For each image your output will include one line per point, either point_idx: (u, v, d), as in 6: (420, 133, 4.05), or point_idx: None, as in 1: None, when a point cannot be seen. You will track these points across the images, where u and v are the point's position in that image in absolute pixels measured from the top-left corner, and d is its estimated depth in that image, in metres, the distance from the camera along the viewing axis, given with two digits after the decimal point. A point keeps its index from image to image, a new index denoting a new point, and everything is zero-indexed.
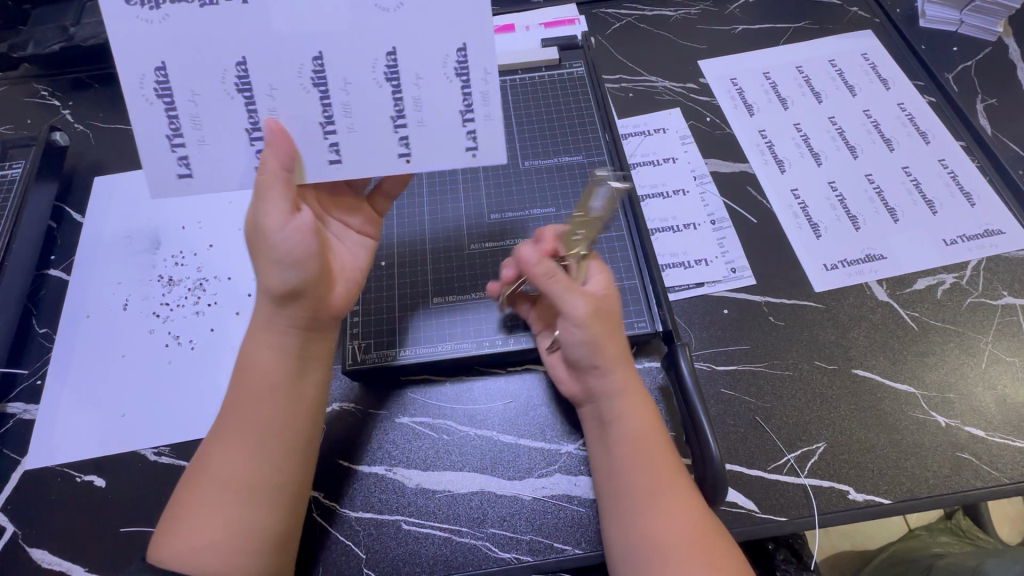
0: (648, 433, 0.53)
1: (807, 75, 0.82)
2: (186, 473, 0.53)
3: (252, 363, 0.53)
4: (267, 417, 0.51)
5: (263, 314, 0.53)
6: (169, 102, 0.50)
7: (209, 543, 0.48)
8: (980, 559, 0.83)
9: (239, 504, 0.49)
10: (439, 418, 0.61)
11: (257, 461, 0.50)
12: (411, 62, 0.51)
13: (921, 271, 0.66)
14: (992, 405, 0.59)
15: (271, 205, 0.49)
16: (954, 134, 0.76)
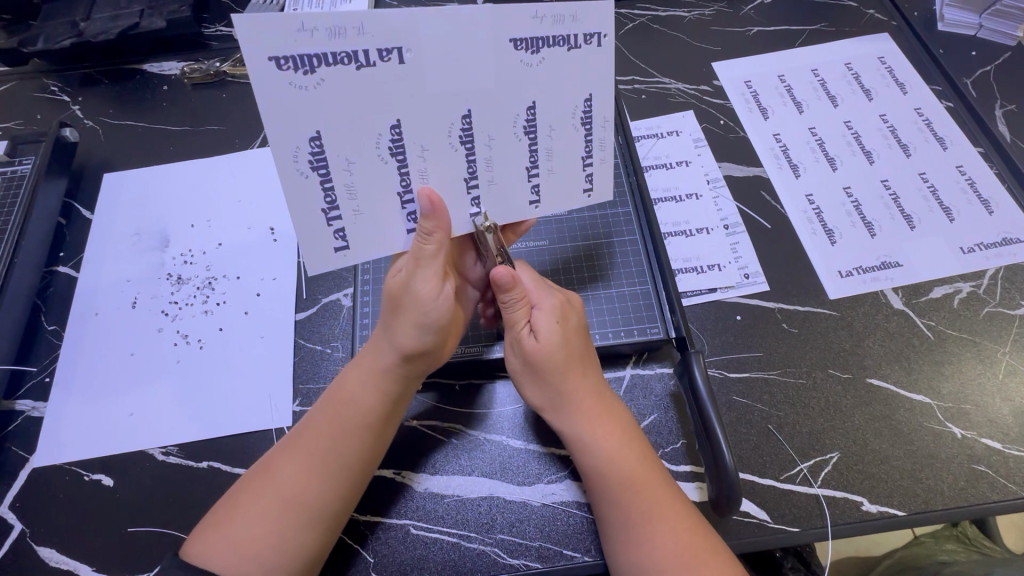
0: (638, 458, 0.52)
1: (823, 79, 0.81)
2: (247, 474, 0.53)
3: (352, 394, 0.53)
4: (352, 450, 0.52)
5: (376, 354, 0.54)
6: (325, 174, 0.46)
7: (252, 551, 0.48)
8: (989, 568, 0.83)
9: (295, 522, 0.49)
10: (449, 422, 0.61)
11: (327, 488, 0.51)
12: (549, 115, 0.50)
13: (938, 280, 0.66)
14: (1009, 416, 0.58)
15: (428, 273, 0.50)
16: (972, 140, 0.75)
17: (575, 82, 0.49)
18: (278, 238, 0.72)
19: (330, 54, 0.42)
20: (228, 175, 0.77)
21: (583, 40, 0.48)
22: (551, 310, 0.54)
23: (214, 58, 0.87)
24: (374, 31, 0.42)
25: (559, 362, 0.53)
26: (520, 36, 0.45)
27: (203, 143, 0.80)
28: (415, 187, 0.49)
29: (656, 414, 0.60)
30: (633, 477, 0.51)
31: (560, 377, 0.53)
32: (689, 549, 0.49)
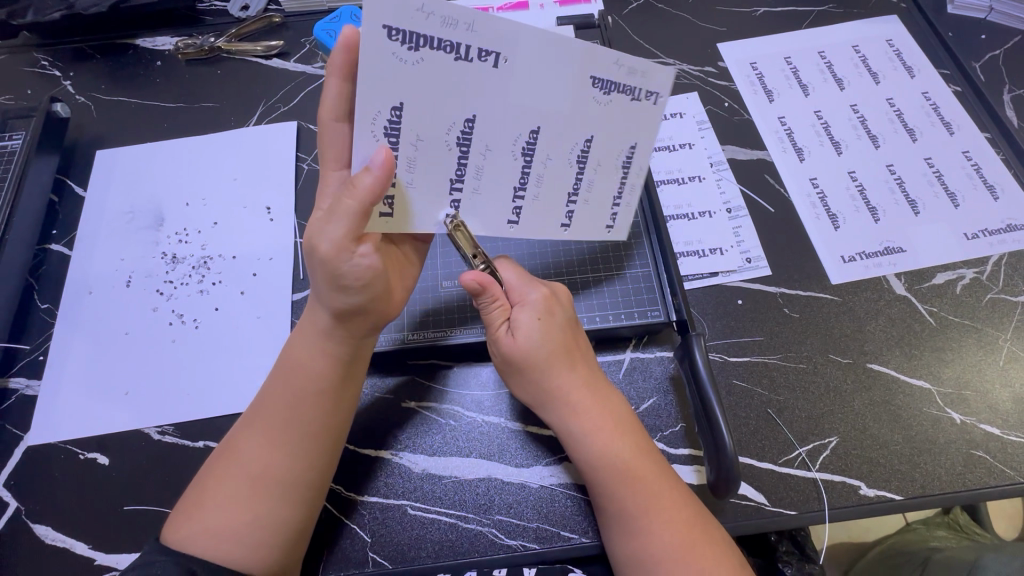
0: (631, 452, 0.52)
1: (830, 61, 0.80)
2: (214, 454, 0.53)
3: (301, 362, 0.52)
4: (308, 416, 0.51)
5: (316, 319, 0.52)
6: (394, 146, 0.46)
7: (230, 534, 0.48)
8: (979, 553, 0.83)
9: (266, 495, 0.49)
10: (448, 404, 0.60)
11: (289, 458, 0.50)
12: (600, 155, 0.51)
13: (941, 266, 0.65)
14: (1009, 403, 0.58)
15: (335, 225, 0.45)
16: (978, 125, 0.74)
17: (630, 128, 0.49)
18: (274, 217, 0.71)
19: (437, 39, 0.42)
20: (223, 154, 0.76)
21: (652, 88, 0.47)
22: (529, 311, 0.54)
23: (209, 33, 0.85)
24: (484, 30, 0.42)
25: (541, 360, 0.53)
26: (602, 76, 0.46)
27: (198, 120, 0.79)
28: (466, 179, 0.49)
29: (655, 398, 0.59)
30: (628, 472, 0.51)
31: (542, 374, 0.53)
32: (685, 537, 0.49)
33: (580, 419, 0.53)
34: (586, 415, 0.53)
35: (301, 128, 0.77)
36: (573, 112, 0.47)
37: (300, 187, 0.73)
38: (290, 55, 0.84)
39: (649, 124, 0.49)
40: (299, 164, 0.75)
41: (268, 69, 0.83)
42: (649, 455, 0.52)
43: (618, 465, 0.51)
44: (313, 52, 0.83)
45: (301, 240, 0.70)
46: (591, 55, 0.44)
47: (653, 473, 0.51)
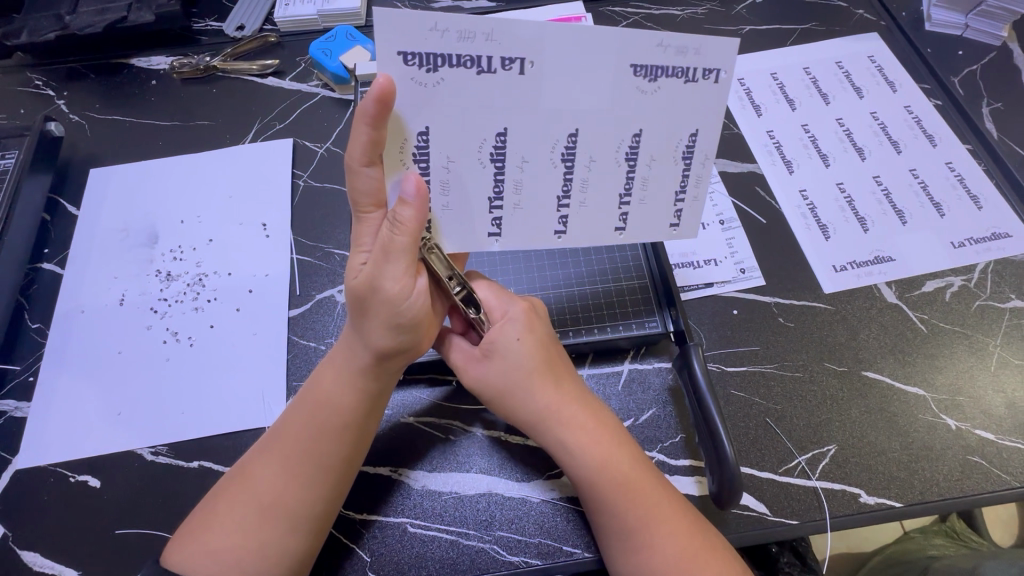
0: (630, 466, 0.51)
1: (814, 76, 0.82)
2: (222, 479, 0.52)
3: (328, 395, 0.52)
4: (327, 451, 0.51)
5: (351, 354, 0.51)
6: (425, 169, 0.47)
7: (232, 560, 0.47)
8: (978, 561, 0.84)
9: (275, 530, 0.48)
10: (446, 419, 0.60)
11: (304, 488, 0.49)
12: (653, 146, 0.49)
13: (930, 274, 0.66)
14: (1002, 408, 0.59)
15: (396, 267, 0.46)
16: (960, 137, 0.76)
17: (681, 116, 0.48)
18: (270, 234, 0.71)
19: (455, 56, 0.42)
20: (219, 172, 0.76)
21: (699, 72, 0.47)
22: (509, 324, 0.54)
23: (205, 52, 0.86)
24: (502, 39, 0.42)
25: (525, 379, 0.53)
26: (642, 62, 0.45)
27: (193, 139, 0.79)
28: (506, 196, 0.49)
29: (655, 409, 0.59)
30: (627, 486, 0.50)
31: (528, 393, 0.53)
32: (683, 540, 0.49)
33: (573, 436, 0.52)
34: (578, 431, 0.52)
35: (297, 145, 0.78)
36: (618, 109, 0.47)
37: (297, 204, 0.73)
38: (285, 74, 0.84)
39: (699, 110, 0.48)
40: (295, 181, 0.75)
41: (264, 88, 0.83)
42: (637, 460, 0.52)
43: (616, 478, 0.50)
44: (308, 71, 0.84)
45: (297, 256, 0.69)
46: (629, 46, 0.44)
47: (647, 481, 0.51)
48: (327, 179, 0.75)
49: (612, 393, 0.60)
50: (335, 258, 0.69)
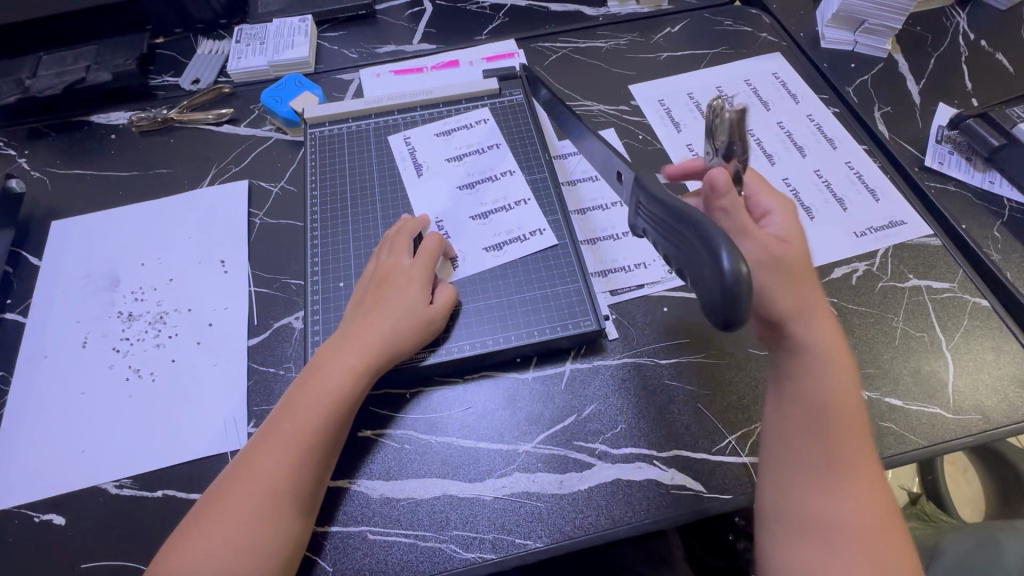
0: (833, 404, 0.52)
1: (726, 94, 0.91)
2: (221, 477, 0.56)
3: (325, 376, 0.58)
4: (312, 435, 0.56)
5: (354, 339, 0.60)
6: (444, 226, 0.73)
7: (240, 548, 0.51)
8: (940, 535, 0.88)
9: (271, 513, 0.53)
10: (401, 429, 0.63)
11: (304, 469, 0.55)
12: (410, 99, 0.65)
13: (837, 262, 0.73)
14: (908, 377, 0.65)
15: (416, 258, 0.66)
16: (858, 139, 0.84)
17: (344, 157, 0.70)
18: (228, 269, 0.75)
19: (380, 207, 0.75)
20: (177, 215, 0.80)
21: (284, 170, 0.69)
22: (791, 214, 0.55)
23: (161, 106, 0.91)
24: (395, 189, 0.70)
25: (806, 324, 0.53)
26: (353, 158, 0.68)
27: (151, 187, 0.83)
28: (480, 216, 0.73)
29: (596, 403, 0.64)
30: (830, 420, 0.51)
31: (834, 377, 0.52)
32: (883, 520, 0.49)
33: (817, 383, 0.52)
34: (813, 382, 0.52)
35: (252, 186, 0.82)
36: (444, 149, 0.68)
37: (253, 240, 0.77)
38: (239, 121, 0.90)
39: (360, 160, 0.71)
40: (251, 219, 0.79)
41: (220, 135, 0.89)
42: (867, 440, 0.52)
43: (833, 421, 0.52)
44: (261, 117, 0.90)
45: (255, 288, 0.73)
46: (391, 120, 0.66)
47: (849, 474, 0.50)
48: (282, 215, 0.80)
49: (555, 393, 0.65)
50: (291, 287, 0.73)
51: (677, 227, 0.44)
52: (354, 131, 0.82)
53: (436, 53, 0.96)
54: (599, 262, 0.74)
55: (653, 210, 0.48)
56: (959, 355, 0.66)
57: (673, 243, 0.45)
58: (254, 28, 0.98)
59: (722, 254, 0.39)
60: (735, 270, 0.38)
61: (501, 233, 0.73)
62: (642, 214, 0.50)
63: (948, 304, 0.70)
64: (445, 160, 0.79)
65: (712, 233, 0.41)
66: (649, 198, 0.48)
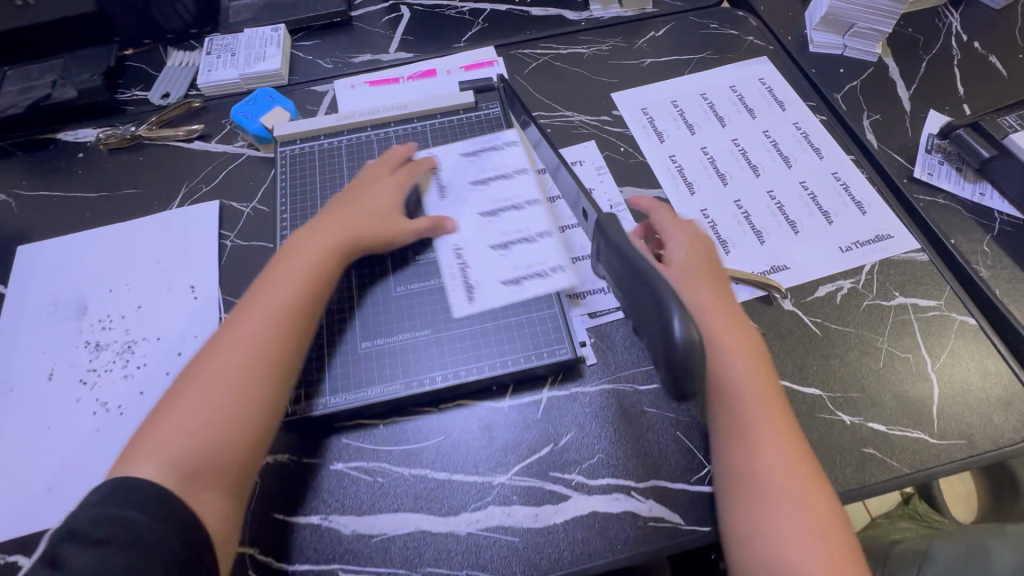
0: (749, 377, 0.58)
1: (711, 101, 0.88)
2: (148, 415, 0.56)
3: (257, 314, 0.60)
4: (279, 311, 0.60)
5: (292, 280, 0.62)
6: (462, 257, 0.68)
7: (172, 461, 0.51)
8: (929, 543, 0.87)
9: (226, 420, 0.54)
10: (373, 461, 0.62)
11: (238, 395, 0.55)
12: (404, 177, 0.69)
13: (821, 280, 0.71)
14: (891, 400, 0.63)
15: (379, 192, 0.71)
16: (845, 149, 0.82)
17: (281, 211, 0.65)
18: (198, 295, 0.73)
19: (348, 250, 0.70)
20: (146, 238, 0.78)
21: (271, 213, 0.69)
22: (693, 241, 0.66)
23: (131, 122, 0.89)
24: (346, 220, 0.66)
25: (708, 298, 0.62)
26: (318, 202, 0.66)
27: (120, 208, 0.81)
28: (509, 247, 0.68)
29: (573, 432, 0.63)
30: (755, 395, 0.57)
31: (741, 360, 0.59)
32: (801, 466, 0.55)
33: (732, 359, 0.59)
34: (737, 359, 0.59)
35: (223, 206, 0.80)
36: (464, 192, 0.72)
37: (224, 264, 0.75)
38: (210, 137, 0.87)
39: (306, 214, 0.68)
40: (222, 241, 0.77)
41: (190, 152, 0.86)
42: (777, 399, 0.59)
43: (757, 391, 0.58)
44: (233, 132, 0.87)
45: (226, 314, 0.72)
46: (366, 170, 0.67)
47: (762, 434, 0.56)
48: (253, 236, 0.77)
49: (531, 422, 0.63)
50: None
51: (637, 282, 0.48)
52: (327, 149, 0.80)
53: (413, 62, 0.93)
54: (573, 285, 0.71)
55: (613, 256, 0.51)
56: (944, 376, 0.64)
57: (632, 296, 0.50)
58: (225, 38, 0.95)
59: (675, 322, 0.43)
60: (687, 337, 0.43)
61: (520, 270, 0.66)
62: (603, 259, 0.54)
63: (935, 323, 0.68)
64: (468, 182, 0.74)
65: (664, 294, 0.45)
66: (610, 245, 0.52)
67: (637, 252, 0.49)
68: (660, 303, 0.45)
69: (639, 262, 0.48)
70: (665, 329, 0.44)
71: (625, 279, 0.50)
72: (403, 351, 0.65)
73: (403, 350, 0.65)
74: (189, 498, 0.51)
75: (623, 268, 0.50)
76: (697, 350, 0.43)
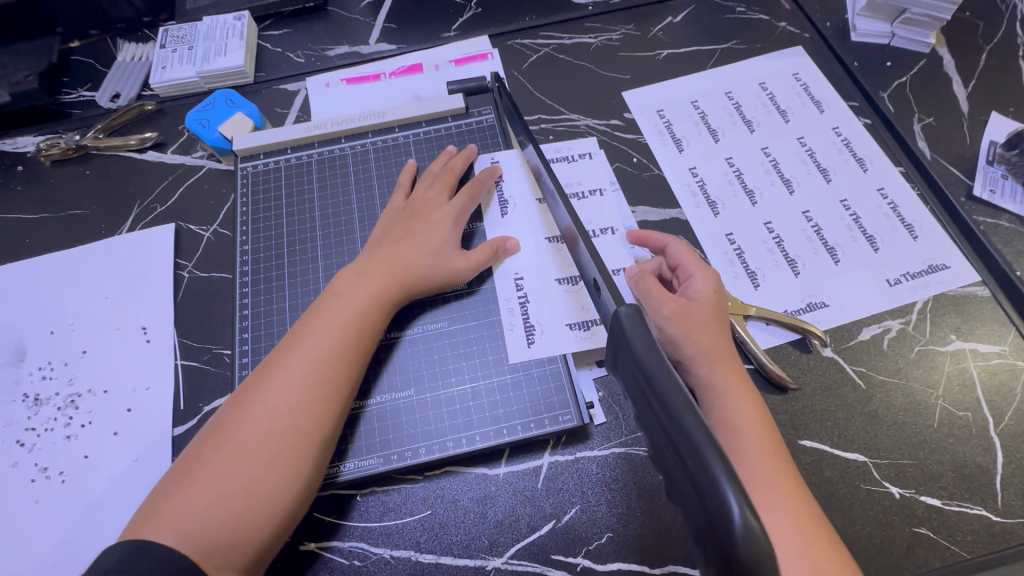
0: (747, 422, 0.48)
1: (737, 101, 0.77)
2: (171, 471, 0.49)
3: (290, 359, 0.52)
4: (327, 350, 0.53)
5: (326, 319, 0.55)
6: (521, 290, 0.62)
7: (213, 534, 0.45)
8: None
9: (260, 481, 0.47)
10: (350, 541, 0.54)
11: (268, 457, 0.48)
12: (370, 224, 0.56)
13: (865, 320, 0.62)
14: (948, 469, 0.55)
15: (439, 210, 0.63)
16: (893, 159, 0.71)
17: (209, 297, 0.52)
18: (151, 338, 0.64)
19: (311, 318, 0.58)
20: (92, 269, 0.68)
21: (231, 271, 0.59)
22: (712, 276, 0.56)
23: (75, 129, 0.78)
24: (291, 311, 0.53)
25: (705, 329, 0.52)
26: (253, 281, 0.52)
27: (64, 232, 0.71)
28: (552, 284, 0.62)
29: (579, 506, 0.54)
30: (757, 445, 0.47)
31: (741, 405, 0.49)
32: (806, 537, 0.44)
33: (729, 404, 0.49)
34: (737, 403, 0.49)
35: (179, 230, 0.70)
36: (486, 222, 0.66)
37: (181, 300, 0.66)
38: (166, 146, 0.77)
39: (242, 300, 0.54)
40: (178, 272, 0.68)
41: (142, 164, 0.76)
42: (779, 450, 0.48)
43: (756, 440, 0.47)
44: (191, 141, 0.77)
45: (182, 360, 0.63)
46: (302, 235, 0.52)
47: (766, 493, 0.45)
48: (213, 267, 0.68)
49: (530, 493, 0.55)
50: (225, 359, 0.63)
51: (661, 428, 0.32)
52: (293, 164, 0.71)
53: (396, 55, 0.82)
54: (580, 311, 0.61)
55: (629, 365, 0.35)
56: (1009, 440, 0.56)
57: (653, 432, 0.33)
58: (181, 27, 0.83)
59: (729, 507, 0.27)
60: (749, 531, 0.27)
61: (516, 317, 0.61)
62: (617, 362, 0.38)
63: (998, 374, 0.59)
64: (534, 200, 0.67)
65: (708, 460, 0.28)
66: (626, 351, 0.35)
67: (664, 375, 0.32)
68: (701, 471, 0.28)
69: (668, 396, 0.31)
70: (710, 508, 0.28)
71: (642, 407, 0.34)
72: (382, 413, 0.57)
73: (382, 414, 0.57)
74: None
75: (639, 391, 0.34)
76: (766, 557, 0.26)
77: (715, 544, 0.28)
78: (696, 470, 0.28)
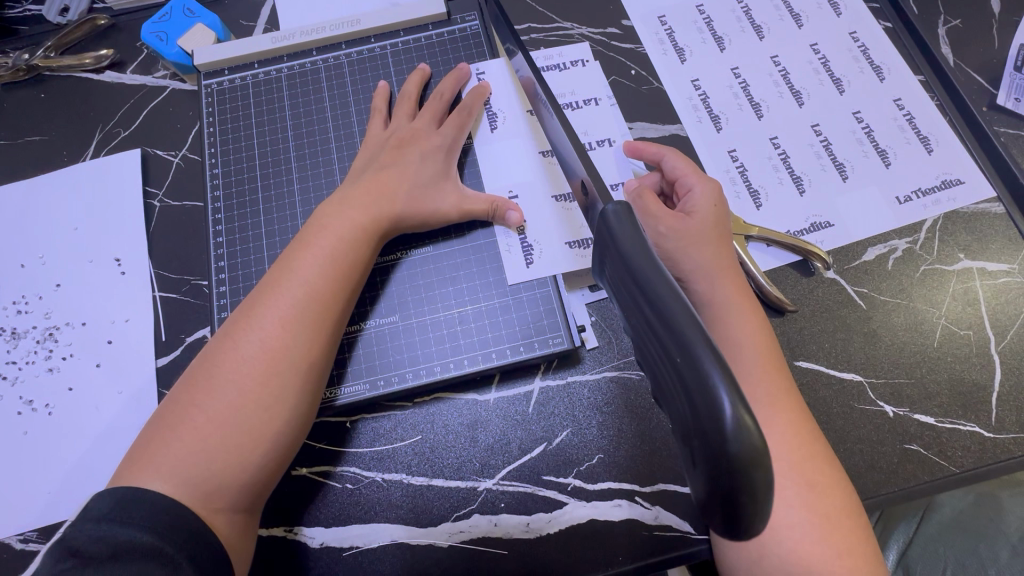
0: (750, 339, 0.47)
1: (746, 5, 0.70)
2: (157, 412, 0.47)
3: (274, 294, 0.49)
4: (315, 288, 0.50)
5: (309, 252, 0.51)
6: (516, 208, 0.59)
7: (209, 471, 0.44)
8: None
9: (255, 423, 0.46)
10: (343, 466, 0.54)
11: (259, 393, 0.46)
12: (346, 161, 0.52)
13: (871, 239, 0.59)
14: (944, 386, 0.54)
15: (429, 141, 0.58)
16: (912, 67, 0.66)
17: None
18: (126, 270, 0.61)
19: None
20: (58, 200, 0.65)
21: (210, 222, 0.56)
22: (713, 188, 0.53)
23: (23, 48, 0.71)
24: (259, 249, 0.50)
25: (703, 245, 0.49)
26: None
27: (23, 161, 0.67)
28: (547, 203, 0.59)
29: (569, 428, 0.54)
30: (761, 364, 0.46)
31: (744, 325, 0.47)
32: (804, 452, 0.44)
33: (730, 323, 0.47)
34: (738, 321, 0.47)
35: (146, 156, 0.66)
36: (477, 139, 0.61)
37: (154, 231, 0.63)
38: (125, 65, 0.70)
39: None
40: (149, 202, 0.64)
41: (100, 86, 0.70)
42: (779, 369, 0.47)
43: (757, 358, 0.46)
44: (151, 59, 0.70)
45: (160, 293, 0.61)
46: None
47: (764, 412, 0.44)
48: (185, 195, 0.64)
49: (521, 417, 0.54)
50: (204, 290, 0.60)
51: (651, 330, 0.30)
52: (261, 80, 0.65)
53: None
54: (579, 228, 0.58)
55: (617, 269, 0.33)
56: (1009, 358, 0.54)
57: (642, 340, 0.32)
58: None
59: (718, 400, 0.26)
60: (739, 426, 0.26)
61: (512, 238, 0.58)
62: (604, 268, 0.35)
63: (1005, 292, 0.57)
64: (524, 112, 0.62)
65: (699, 355, 0.27)
66: (613, 256, 0.33)
67: (654, 274, 0.30)
68: (691, 367, 0.27)
69: (660, 295, 0.29)
70: (699, 408, 0.27)
71: (631, 312, 0.32)
72: (370, 341, 0.56)
73: (368, 341, 0.56)
74: (219, 511, 0.44)
75: (627, 294, 0.32)
76: (758, 455, 0.26)
77: (704, 445, 0.27)
78: (686, 366, 0.27)
